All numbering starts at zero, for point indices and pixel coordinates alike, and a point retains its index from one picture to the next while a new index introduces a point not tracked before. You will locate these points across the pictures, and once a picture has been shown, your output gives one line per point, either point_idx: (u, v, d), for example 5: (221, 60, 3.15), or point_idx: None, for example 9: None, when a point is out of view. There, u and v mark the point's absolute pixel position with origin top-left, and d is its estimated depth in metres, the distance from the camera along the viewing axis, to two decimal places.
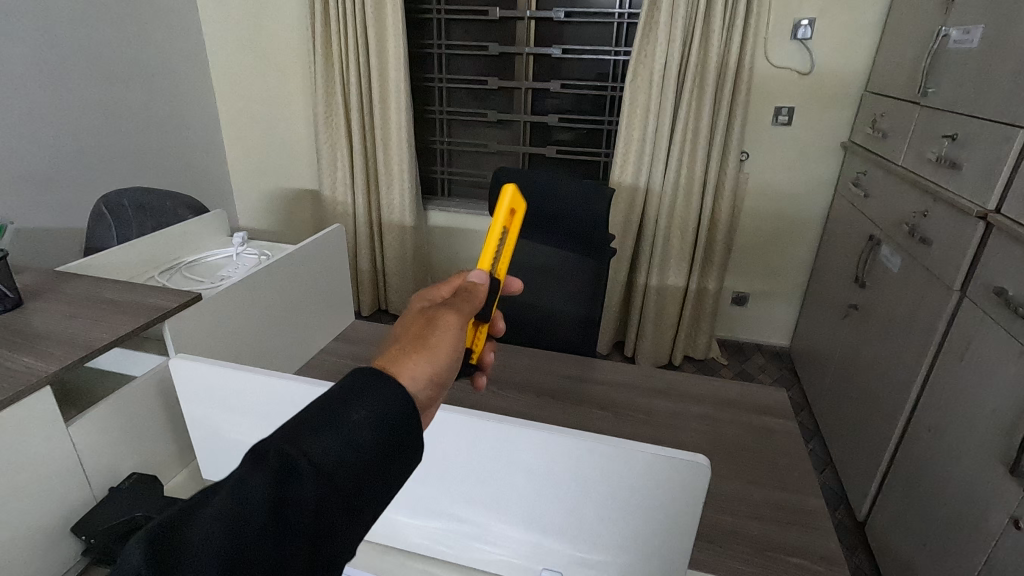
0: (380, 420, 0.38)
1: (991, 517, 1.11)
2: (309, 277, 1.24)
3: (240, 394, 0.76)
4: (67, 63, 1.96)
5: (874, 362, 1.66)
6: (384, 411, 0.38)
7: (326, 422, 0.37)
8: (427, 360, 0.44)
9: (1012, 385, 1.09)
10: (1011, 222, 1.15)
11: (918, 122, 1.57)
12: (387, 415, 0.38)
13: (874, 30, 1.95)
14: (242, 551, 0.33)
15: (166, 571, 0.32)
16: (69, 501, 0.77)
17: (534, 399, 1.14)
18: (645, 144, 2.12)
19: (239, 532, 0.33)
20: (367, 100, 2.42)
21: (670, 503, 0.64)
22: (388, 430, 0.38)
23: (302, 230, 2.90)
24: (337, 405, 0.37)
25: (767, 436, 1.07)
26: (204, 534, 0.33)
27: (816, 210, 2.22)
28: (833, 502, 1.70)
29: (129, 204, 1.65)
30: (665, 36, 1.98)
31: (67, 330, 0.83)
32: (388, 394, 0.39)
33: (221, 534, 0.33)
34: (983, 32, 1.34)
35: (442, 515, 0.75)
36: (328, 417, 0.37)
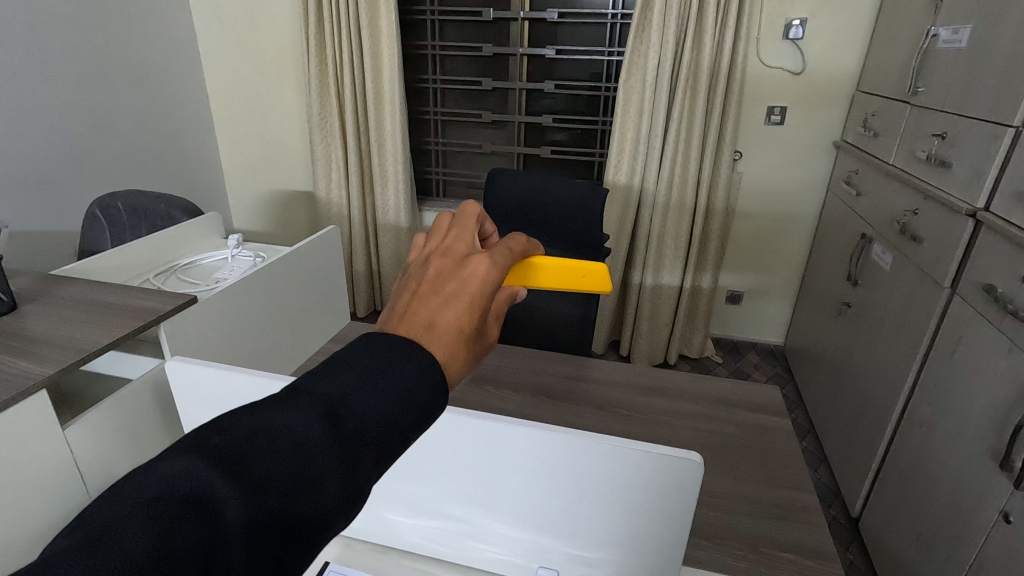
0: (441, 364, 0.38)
1: (981, 511, 1.12)
2: (304, 278, 1.24)
3: (236, 396, 0.76)
4: (59, 65, 1.95)
5: (866, 359, 1.67)
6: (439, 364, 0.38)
7: (384, 366, 0.36)
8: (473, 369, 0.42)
9: (1002, 380, 1.11)
10: (1000, 219, 1.16)
11: (908, 121, 1.59)
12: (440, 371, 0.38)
13: (865, 30, 1.97)
14: (308, 467, 0.32)
15: (235, 472, 0.32)
16: (65, 504, 0.77)
17: (530, 398, 1.14)
18: (639, 144, 2.13)
19: (307, 449, 0.33)
20: (361, 101, 2.42)
21: (665, 501, 0.64)
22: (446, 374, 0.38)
23: (297, 232, 2.89)
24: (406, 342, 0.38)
25: (761, 433, 1.08)
26: (274, 442, 0.33)
27: (808, 209, 2.24)
28: (827, 498, 1.72)
29: (124, 207, 1.65)
30: (658, 36, 1.99)
31: (63, 333, 0.83)
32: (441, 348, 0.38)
33: (284, 456, 0.32)
34: (971, 32, 1.35)
35: (439, 514, 0.75)
36: (386, 361, 0.36)
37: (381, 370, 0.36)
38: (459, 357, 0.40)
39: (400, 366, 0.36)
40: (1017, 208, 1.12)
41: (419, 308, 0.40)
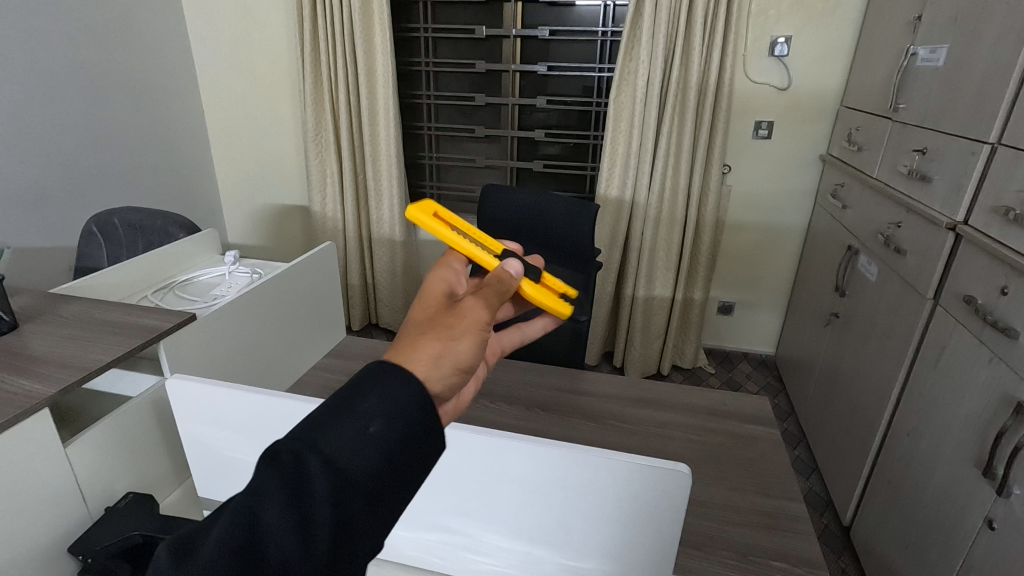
0: (394, 416, 0.35)
1: (966, 517, 1.15)
2: (301, 294, 1.26)
3: (235, 413, 0.77)
4: (57, 85, 1.98)
5: (854, 368, 1.70)
6: (399, 408, 0.35)
7: (337, 419, 0.34)
8: (446, 344, 0.40)
9: (984, 389, 1.14)
10: (979, 233, 1.20)
11: (891, 136, 1.63)
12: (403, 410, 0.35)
13: (848, 48, 2.03)
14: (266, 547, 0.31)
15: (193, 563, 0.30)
16: (67, 521, 0.78)
17: (525, 411, 1.16)
18: (629, 159, 2.16)
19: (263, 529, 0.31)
20: (356, 117, 2.45)
21: (655, 512, 0.66)
22: (403, 425, 0.35)
23: (292, 246, 2.91)
24: (352, 399, 0.35)
25: (751, 443, 1.10)
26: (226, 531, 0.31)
27: (796, 221, 2.28)
28: (818, 507, 1.74)
29: (120, 223, 1.66)
30: (647, 53, 2.03)
31: (63, 352, 0.84)
32: (402, 385, 0.36)
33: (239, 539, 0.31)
34: (948, 52, 1.40)
35: (435, 527, 0.77)
36: (339, 415, 0.34)
37: (334, 425, 0.34)
38: (414, 338, 0.40)
39: (346, 427, 0.34)
40: (995, 223, 1.16)
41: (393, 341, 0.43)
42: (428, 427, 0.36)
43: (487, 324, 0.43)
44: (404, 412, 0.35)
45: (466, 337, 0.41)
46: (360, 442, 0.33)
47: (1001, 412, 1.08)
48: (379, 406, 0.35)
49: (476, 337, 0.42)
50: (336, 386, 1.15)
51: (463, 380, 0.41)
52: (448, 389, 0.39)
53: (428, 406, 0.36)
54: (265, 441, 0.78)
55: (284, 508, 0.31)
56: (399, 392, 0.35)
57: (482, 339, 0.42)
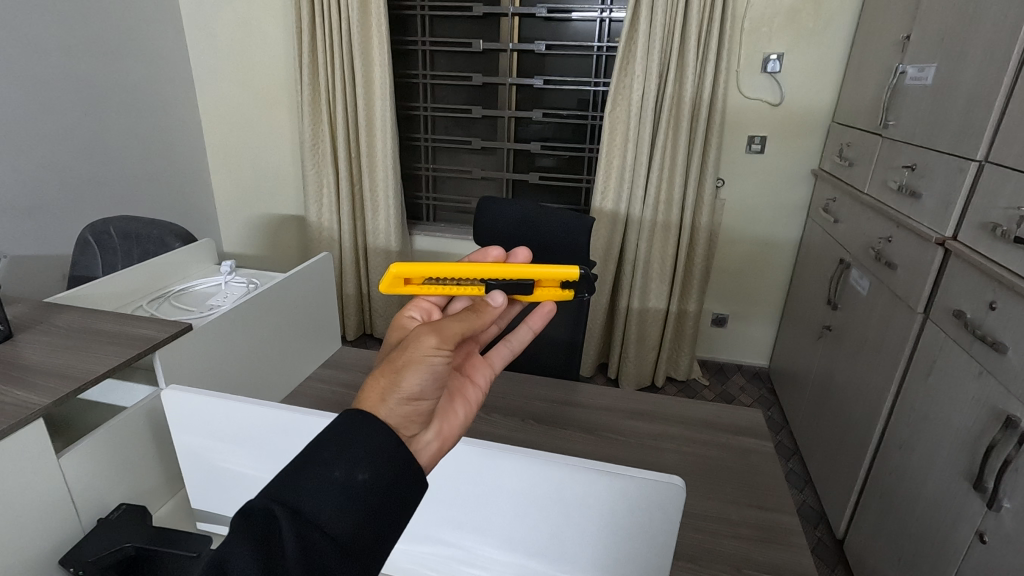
0: (363, 463, 0.36)
1: (957, 531, 1.16)
2: (297, 304, 1.26)
3: (230, 423, 0.77)
4: (54, 94, 1.98)
5: (847, 381, 1.71)
6: (363, 451, 0.36)
7: (303, 467, 0.35)
8: (389, 380, 0.41)
9: (973, 403, 1.15)
10: (967, 248, 1.22)
11: (881, 152, 1.66)
12: (367, 453, 0.36)
13: (838, 65, 2.06)
14: None
15: None
16: (58, 533, 0.77)
17: (520, 423, 1.17)
18: (624, 172, 2.19)
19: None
20: (353, 127, 2.46)
21: (649, 525, 0.67)
22: (373, 472, 0.36)
23: (287, 256, 2.91)
24: (321, 449, 0.36)
25: (745, 456, 1.11)
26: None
27: (789, 234, 2.30)
28: (812, 520, 1.74)
29: (116, 233, 1.66)
30: (642, 69, 2.06)
31: (60, 361, 0.84)
32: (367, 431, 0.37)
33: None
34: (935, 71, 1.43)
35: (430, 539, 0.77)
36: (306, 461, 0.36)
37: (301, 473, 0.35)
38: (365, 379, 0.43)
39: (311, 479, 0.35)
40: (982, 238, 1.18)
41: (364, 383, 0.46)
42: (392, 469, 0.37)
43: (436, 348, 0.43)
44: (366, 455, 0.36)
45: (409, 368, 0.42)
46: (326, 492, 0.35)
47: (990, 425, 1.10)
48: (341, 453, 0.36)
49: (422, 366, 0.42)
50: (330, 397, 1.15)
51: (421, 408, 0.42)
52: (408, 420, 0.41)
53: (389, 442, 0.38)
54: (259, 453, 0.78)
55: (252, 554, 0.33)
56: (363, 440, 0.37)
57: (440, 366, 0.43)
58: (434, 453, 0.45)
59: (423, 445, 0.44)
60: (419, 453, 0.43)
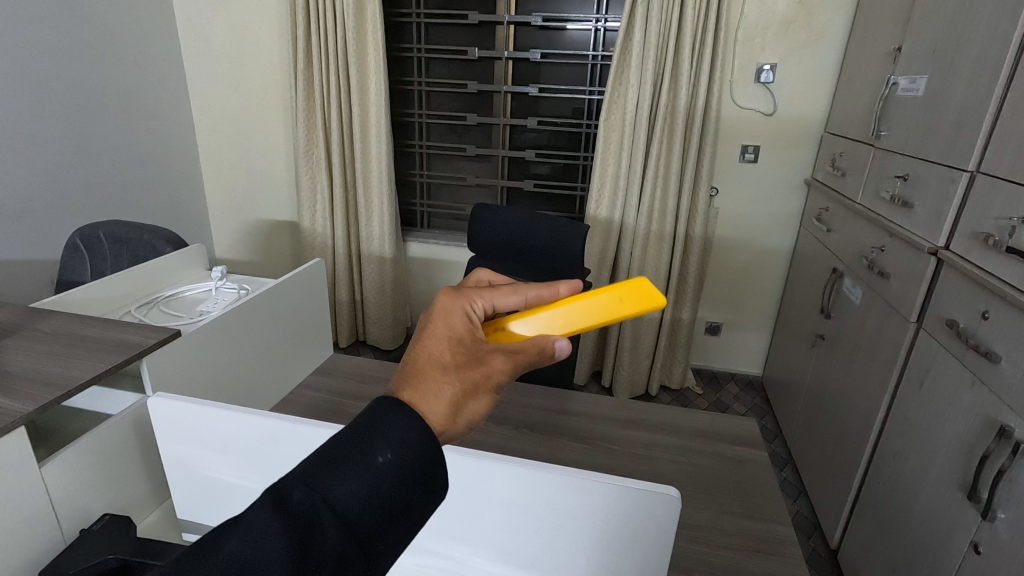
0: (400, 459, 0.36)
1: (952, 542, 1.15)
2: (288, 310, 1.24)
3: (218, 432, 0.76)
4: (45, 98, 1.97)
5: (841, 390, 1.71)
6: (410, 451, 0.37)
7: (345, 458, 0.35)
8: (462, 402, 0.42)
9: (967, 411, 1.15)
10: (960, 258, 1.22)
11: (873, 162, 1.67)
12: (412, 455, 0.37)
13: (830, 76, 2.08)
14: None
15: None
16: (39, 544, 0.75)
17: (513, 431, 1.15)
18: (618, 180, 2.19)
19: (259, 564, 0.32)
20: (347, 133, 2.45)
21: (645, 537, 0.66)
22: (409, 469, 0.36)
23: (279, 262, 2.89)
24: (360, 441, 0.36)
25: (740, 465, 1.10)
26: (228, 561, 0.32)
27: (781, 243, 2.31)
28: (807, 530, 1.73)
29: (106, 237, 1.64)
30: (636, 78, 2.07)
31: (44, 368, 0.83)
32: (407, 429, 0.37)
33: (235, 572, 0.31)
34: (927, 82, 1.44)
35: (423, 551, 0.76)
36: (350, 455, 0.35)
37: (339, 467, 0.35)
38: (435, 384, 0.41)
39: (350, 470, 0.35)
40: (975, 248, 1.18)
41: (415, 368, 0.42)
42: (430, 470, 0.38)
43: (503, 382, 0.45)
44: (403, 450, 0.36)
45: (482, 399, 0.44)
46: (363, 484, 0.35)
47: (984, 435, 1.10)
48: (381, 446, 0.36)
49: (490, 396, 0.45)
50: (322, 405, 1.14)
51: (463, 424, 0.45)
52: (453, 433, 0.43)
53: (434, 446, 0.38)
54: (248, 463, 0.76)
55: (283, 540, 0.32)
56: (402, 434, 0.37)
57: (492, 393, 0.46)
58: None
59: None
60: None
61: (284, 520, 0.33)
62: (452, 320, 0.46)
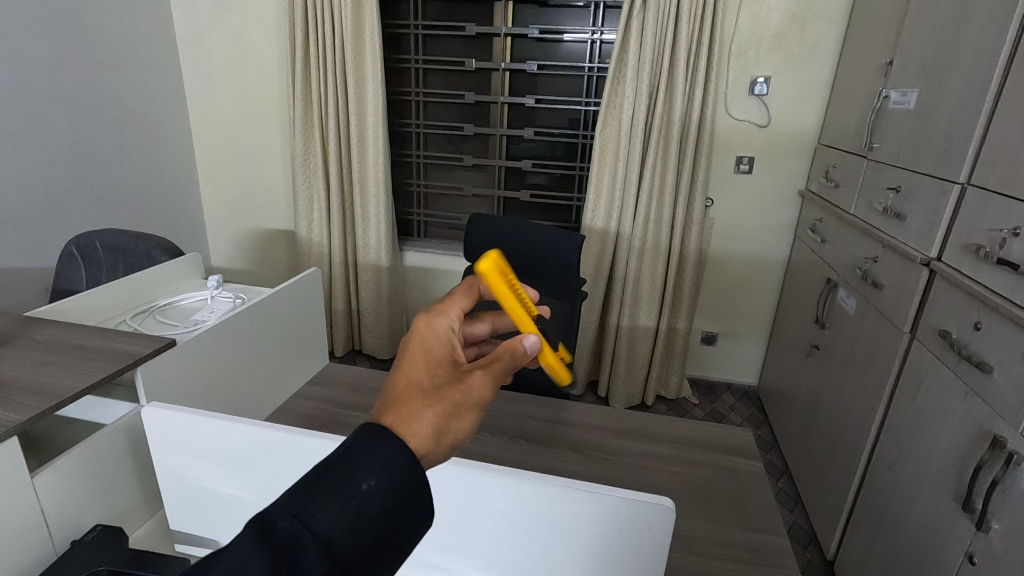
0: (385, 489, 0.36)
1: (946, 554, 1.15)
2: (284, 320, 1.25)
3: (212, 442, 0.76)
4: (43, 108, 1.98)
5: (836, 400, 1.71)
6: (394, 479, 0.37)
7: (329, 486, 0.35)
8: (447, 422, 0.42)
9: (960, 422, 1.16)
10: (952, 269, 1.23)
11: (866, 174, 1.69)
12: (397, 484, 0.37)
13: (823, 88, 2.11)
14: None
15: None
16: (30, 556, 0.74)
17: (509, 442, 1.15)
18: (614, 190, 2.21)
19: None
20: (344, 143, 2.46)
21: (640, 548, 0.65)
22: (393, 499, 0.36)
23: (276, 271, 2.89)
24: (344, 469, 0.36)
25: (735, 477, 1.10)
26: None
27: (777, 253, 2.32)
28: (803, 541, 1.73)
29: (101, 246, 1.64)
30: (632, 89, 2.09)
31: (37, 377, 0.82)
32: (392, 457, 0.37)
33: None
34: (918, 96, 1.46)
35: (416, 563, 0.75)
36: (333, 484, 0.35)
37: (324, 497, 0.35)
38: (415, 409, 0.41)
39: (335, 501, 0.35)
40: (966, 259, 1.19)
41: (396, 396, 0.42)
42: (415, 495, 0.38)
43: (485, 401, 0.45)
44: (387, 478, 0.36)
45: (466, 420, 0.43)
46: (347, 514, 0.35)
47: (977, 445, 1.10)
48: (366, 475, 0.36)
49: (474, 415, 0.44)
50: (316, 415, 1.13)
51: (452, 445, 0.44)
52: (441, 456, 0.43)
53: (420, 475, 0.38)
54: (241, 473, 0.76)
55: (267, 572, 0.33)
56: (388, 463, 0.37)
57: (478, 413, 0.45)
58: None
59: None
60: None
61: (268, 543, 0.34)
62: (430, 343, 0.46)
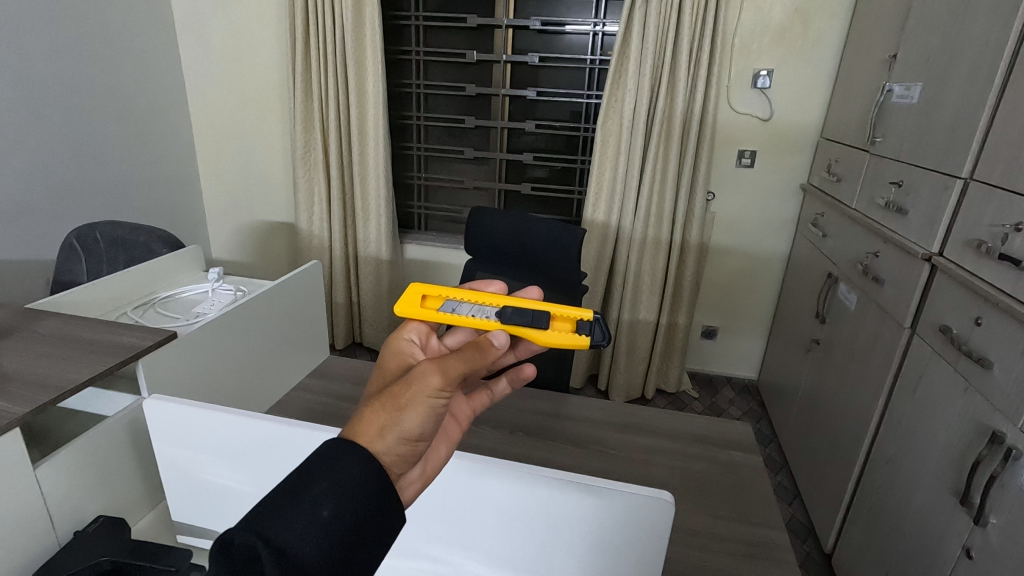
0: (345, 495, 0.35)
1: (943, 548, 1.16)
2: (285, 313, 1.25)
3: (213, 435, 0.76)
4: (42, 100, 1.96)
5: (836, 395, 1.72)
6: (354, 485, 0.36)
7: (285, 510, 0.34)
8: (390, 415, 0.39)
9: (959, 418, 1.16)
10: (954, 264, 1.23)
11: (868, 168, 1.68)
12: (358, 506, 0.36)
13: (826, 81, 2.09)
14: None
15: None
16: (33, 548, 0.75)
17: (509, 435, 1.16)
18: (616, 184, 2.20)
19: None
20: (345, 135, 2.46)
21: (639, 542, 0.66)
22: (355, 504, 0.35)
23: (276, 263, 2.88)
24: (302, 478, 0.35)
25: (734, 471, 1.11)
26: None
27: (779, 247, 2.32)
28: (801, 534, 1.73)
29: (102, 238, 1.64)
30: (634, 82, 2.08)
31: (38, 369, 0.82)
32: (351, 463, 0.36)
33: None
34: (921, 90, 1.45)
35: (415, 555, 0.76)
36: (291, 494, 0.35)
37: (281, 509, 0.34)
38: (360, 409, 0.41)
39: (292, 511, 0.34)
40: (967, 255, 1.19)
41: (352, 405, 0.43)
42: (378, 513, 0.37)
43: (441, 391, 0.41)
44: (346, 484, 0.35)
45: (412, 409, 0.39)
46: (306, 523, 0.34)
47: (976, 441, 1.10)
48: (324, 483, 0.35)
49: (423, 405, 0.40)
50: (317, 408, 1.14)
51: (415, 448, 0.40)
52: (403, 460, 0.40)
53: (379, 479, 0.37)
54: (244, 466, 0.76)
55: None
56: (347, 470, 0.36)
57: (440, 410, 0.41)
58: (415, 490, 0.44)
59: (409, 482, 0.43)
60: (404, 489, 0.42)
61: (227, 568, 0.32)
62: None
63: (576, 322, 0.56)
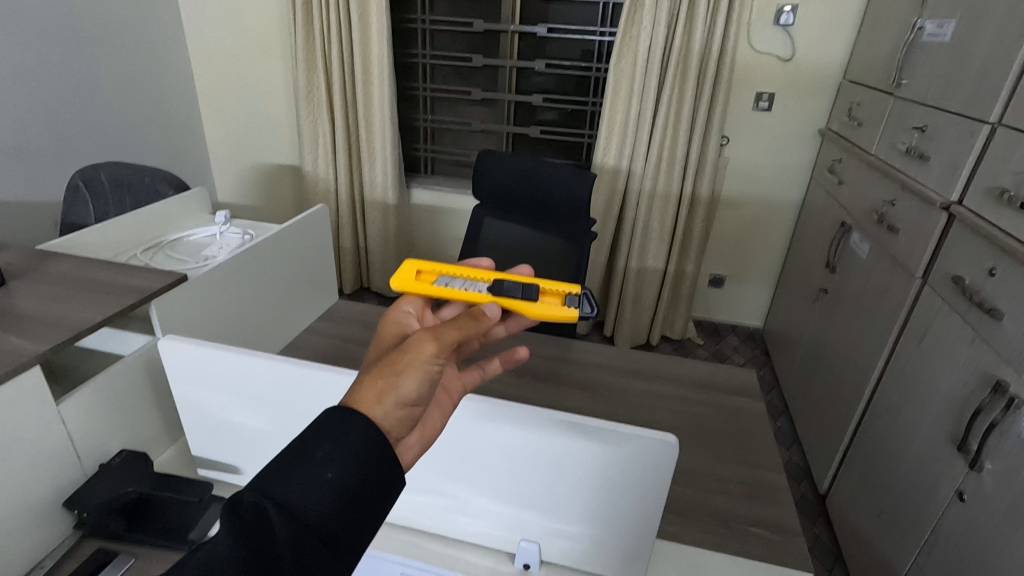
0: (350, 458, 0.36)
1: (937, 491, 1.19)
2: (293, 257, 1.25)
3: (229, 375, 0.77)
4: (35, 34, 1.89)
5: (841, 344, 1.72)
6: (358, 450, 0.36)
7: (291, 473, 0.35)
8: (388, 379, 0.40)
9: (963, 368, 1.16)
10: (973, 214, 1.20)
11: (892, 112, 1.62)
12: (363, 468, 0.36)
13: (853, 18, 1.98)
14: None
15: None
16: (61, 478, 0.78)
17: (516, 378, 1.18)
18: (627, 127, 2.13)
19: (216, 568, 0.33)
20: (349, 74, 2.38)
21: (643, 483, 0.68)
22: (362, 466, 0.36)
23: (282, 207, 2.86)
24: (309, 441, 0.36)
25: (736, 416, 1.13)
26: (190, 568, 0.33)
27: (793, 195, 2.27)
28: (797, 476, 1.79)
29: (107, 179, 1.62)
30: (650, 18, 1.98)
31: (51, 310, 0.84)
32: (356, 427, 0.37)
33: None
34: (955, 28, 1.38)
35: (425, 491, 0.79)
36: (297, 457, 0.36)
37: (288, 471, 0.35)
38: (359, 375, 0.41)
39: (299, 473, 0.35)
40: (988, 204, 1.16)
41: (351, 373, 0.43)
42: (381, 476, 0.38)
43: (436, 356, 0.41)
44: (351, 446, 0.36)
45: (410, 373, 0.40)
46: (312, 484, 0.35)
47: (979, 390, 1.11)
48: (329, 447, 0.36)
49: (422, 369, 0.40)
50: (327, 351, 1.16)
51: (413, 412, 0.40)
52: (403, 424, 0.40)
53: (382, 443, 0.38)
54: (261, 406, 0.78)
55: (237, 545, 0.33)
56: (351, 434, 0.37)
57: (437, 374, 0.42)
58: (414, 454, 0.44)
59: (408, 447, 0.43)
60: (404, 454, 0.43)
61: (236, 526, 0.34)
62: None
63: (565, 296, 0.55)
